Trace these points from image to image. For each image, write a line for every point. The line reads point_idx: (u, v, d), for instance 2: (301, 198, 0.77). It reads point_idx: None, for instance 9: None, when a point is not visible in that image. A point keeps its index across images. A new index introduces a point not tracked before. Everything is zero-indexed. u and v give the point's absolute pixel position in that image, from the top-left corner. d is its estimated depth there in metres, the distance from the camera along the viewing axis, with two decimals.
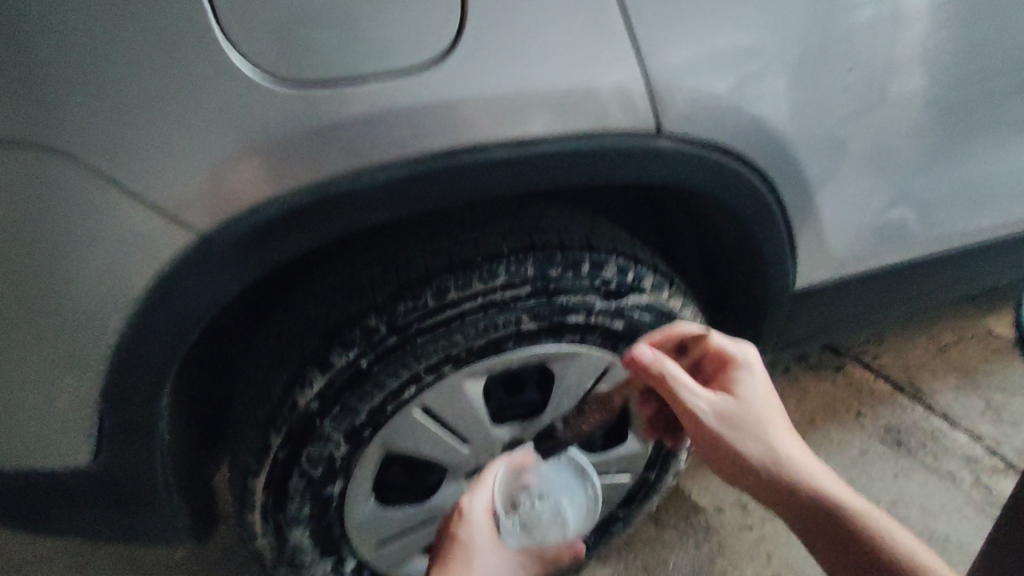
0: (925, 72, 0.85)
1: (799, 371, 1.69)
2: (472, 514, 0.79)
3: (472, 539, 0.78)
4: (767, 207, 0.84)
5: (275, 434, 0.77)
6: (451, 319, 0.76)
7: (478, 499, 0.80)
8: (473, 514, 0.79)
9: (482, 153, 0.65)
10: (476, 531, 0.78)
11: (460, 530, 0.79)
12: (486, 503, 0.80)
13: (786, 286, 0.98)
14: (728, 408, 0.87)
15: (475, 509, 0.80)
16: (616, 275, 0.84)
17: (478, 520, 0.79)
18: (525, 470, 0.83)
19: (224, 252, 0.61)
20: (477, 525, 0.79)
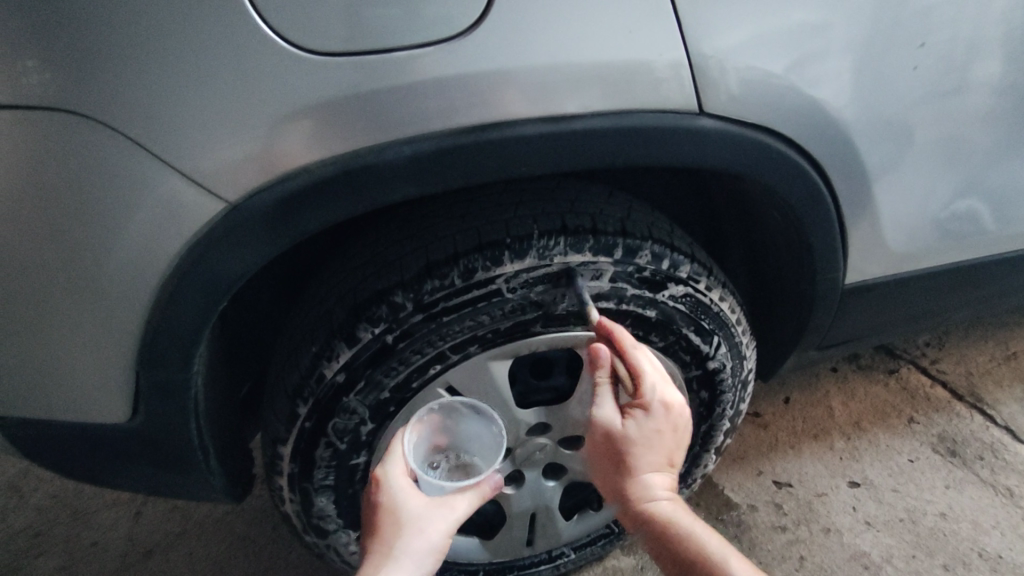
0: (1006, 52, 0.77)
1: (849, 371, 1.61)
2: (393, 484, 0.75)
3: (402, 506, 0.75)
4: (819, 196, 0.79)
5: (302, 404, 0.79)
6: (478, 299, 0.75)
7: (392, 466, 0.77)
8: (394, 482, 0.75)
9: (512, 129, 0.63)
10: (403, 498, 0.75)
11: (384, 501, 0.75)
12: (404, 467, 0.77)
13: (836, 281, 0.92)
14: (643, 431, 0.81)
15: (392, 478, 0.76)
16: (651, 262, 0.81)
17: (398, 486, 0.75)
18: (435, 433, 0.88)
19: (254, 223, 0.62)
20: (400, 489, 0.75)
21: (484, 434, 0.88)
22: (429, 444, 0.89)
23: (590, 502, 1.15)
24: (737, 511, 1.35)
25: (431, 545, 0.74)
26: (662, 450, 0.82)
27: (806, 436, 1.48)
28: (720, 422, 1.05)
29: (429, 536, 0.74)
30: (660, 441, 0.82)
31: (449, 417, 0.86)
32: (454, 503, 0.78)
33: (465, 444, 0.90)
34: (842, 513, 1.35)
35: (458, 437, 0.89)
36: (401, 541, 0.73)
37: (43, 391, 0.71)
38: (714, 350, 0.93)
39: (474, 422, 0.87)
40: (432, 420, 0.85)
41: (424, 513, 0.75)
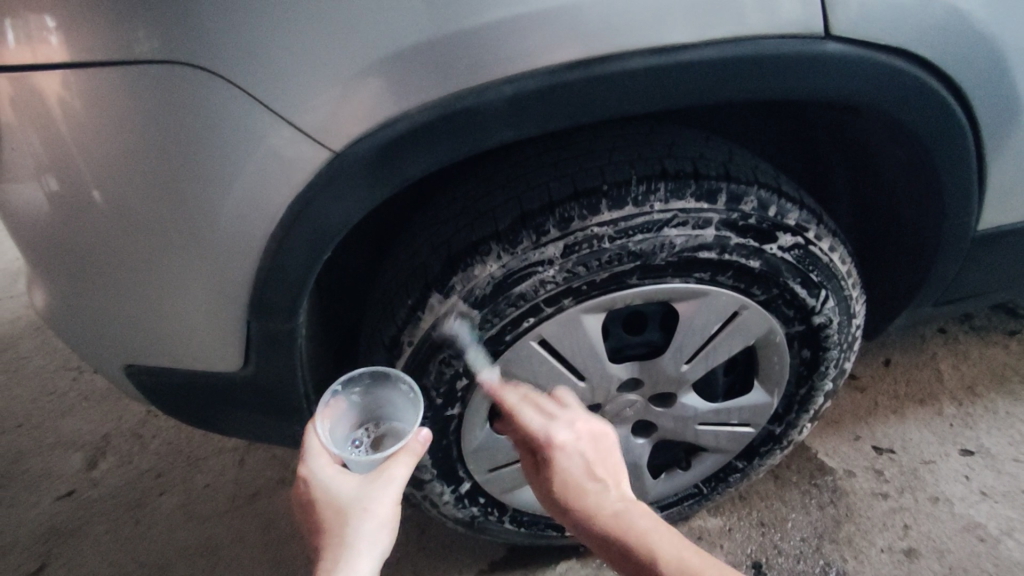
0: None
1: (961, 332, 1.50)
2: (320, 476, 0.69)
3: (337, 495, 0.67)
4: (956, 129, 0.70)
5: (399, 355, 0.80)
6: (575, 249, 0.72)
7: (316, 461, 0.70)
8: (321, 475, 0.69)
9: (617, 63, 0.59)
10: (334, 485, 0.68)
11: (318, 497, 0.67)
12: (327, 457, 0.71)
13: (967, 228, 0.83)
14: (578, 467, 0.79)
15: (319, 472, 0.69)
16: (756, 209, 0.76)
17: (323, 475, 0.69)
18: (352, 412, 0.83)
19: (356, 174, 0.62)
20: (329, 477, 0.69)
21: (395, 396, 0.81)
22: (346, 425, 0.83)
23: (679, 461, 1.13)
24: (833, 476, 1.29)
25: (381, 520, 0.66)
26: (594, 471, 0.79)
27: (910, 400, 1.39)
28: (823, 383, 0.99)
29: (376, 512, 0.66)
30: (591, 478, 0.78)
31: (355, 390, 0.81)
32: (391, 471, 0.69)
33: (381, 412, 0.84)
34: (953, 482, 1.26)
35: (375, 406, 0.84)
36: (350, 526, 0.65)
37: (167, 341, 0.75)
38: (820, 304, 0.87)
39: (376, 385, 0.82)
40: (341, 402, 0.81)
41: (361, 493, 0.67)
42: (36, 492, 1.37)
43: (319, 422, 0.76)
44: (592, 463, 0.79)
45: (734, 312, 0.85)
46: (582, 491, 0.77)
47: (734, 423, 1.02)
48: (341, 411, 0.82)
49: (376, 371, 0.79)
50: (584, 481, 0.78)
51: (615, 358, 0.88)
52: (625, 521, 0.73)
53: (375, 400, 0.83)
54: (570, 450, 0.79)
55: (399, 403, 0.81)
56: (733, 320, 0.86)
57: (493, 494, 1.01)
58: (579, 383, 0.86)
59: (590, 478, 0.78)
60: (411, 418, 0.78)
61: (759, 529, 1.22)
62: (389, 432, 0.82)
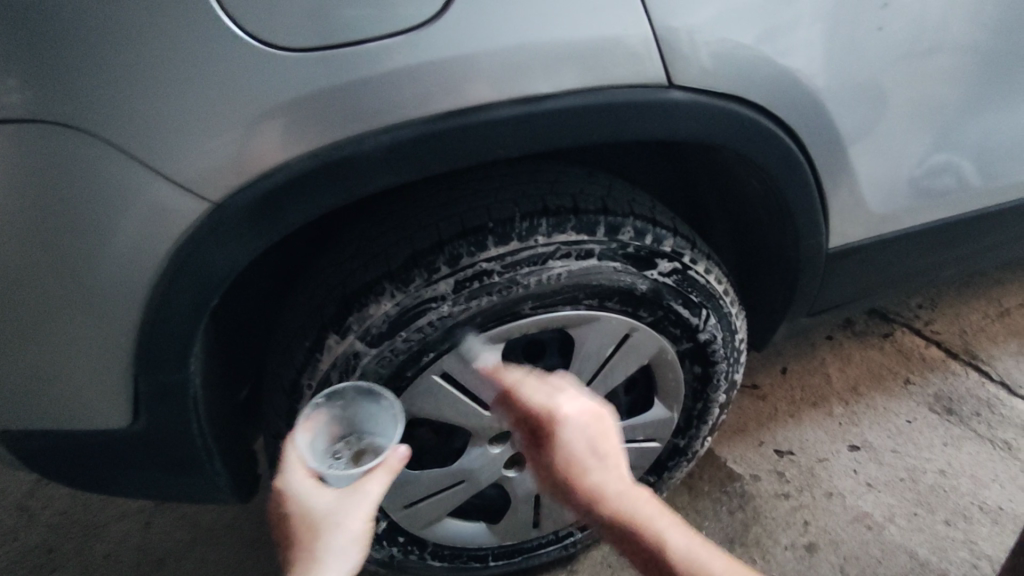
0: (964, 17, 0.80)
1: (845, 337, 1.64)
2: (294, 488, 0.68)
3: (311, 507, 0.66)
4: (795, 162, 0.80)
5: (299, 398, 0.80)
6: (466, 284, 0.76)
7: (292, 472, 0.69)
8: (296, 487, 0.68)
9: (486, 112, 0.64)
10: (309, 498, 0.67)
11: (290, 510, 0.66)
12: (303, 468, 0.70)
13: (819, 247, 0.93)
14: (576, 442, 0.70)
15: (294, 483, 0.68)
16: (634, 238, 0.82)
17: (300, 486, 0.68)
18: (336, 424, 0.80)
19: (238, 223, 0.63)
20: (305, 489, 0.68)
21: (379, 410, 0.79)
22: (324, 437, 0.80)
23: None
24: (740, 482, 1.37)
25: (354, 538, 0.65)
26: (590, 450, 0.70)
27: (804, 404, 1.50)
28: (715, 396, 1.06)
29: (349, 528, 0.65)
30: (592, 454, 0.69)
31: (338, 402, 0.79)
32: (367, 486, 0.67)
33: (362, 426, 0.80)
34: (843, 476, 1.37)
35: (356, 420, 0.81)
36: (320, 541, 0.64)
37: (46, 402, 0.72)
38: (703, 322, 0.94)
39: (358, 398, 0.79)
40: (324, 412, 0.78)
41: (336, 508, 0.66)
42: None
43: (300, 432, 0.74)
44: (592, 440, 0.70)
45: (625, 335, 0.91)
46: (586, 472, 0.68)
47: (639, 440, 1.07)
48: (321, 423, 0.79)
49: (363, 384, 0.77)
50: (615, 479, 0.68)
51: None
52: (640, 511, 0.65)
53: (359, 413, 0.80)
54: (573, 418, 0.72)
55: (383, 417, 0.78)
56: (626, 342, 0.92)
57: (411, 530, 1.01)
58: (484, 412, 0.89)
59: (622, 475, 0.68)
60: (391, 433, 0.75)
61: None
62: (369, 447, 0.79)
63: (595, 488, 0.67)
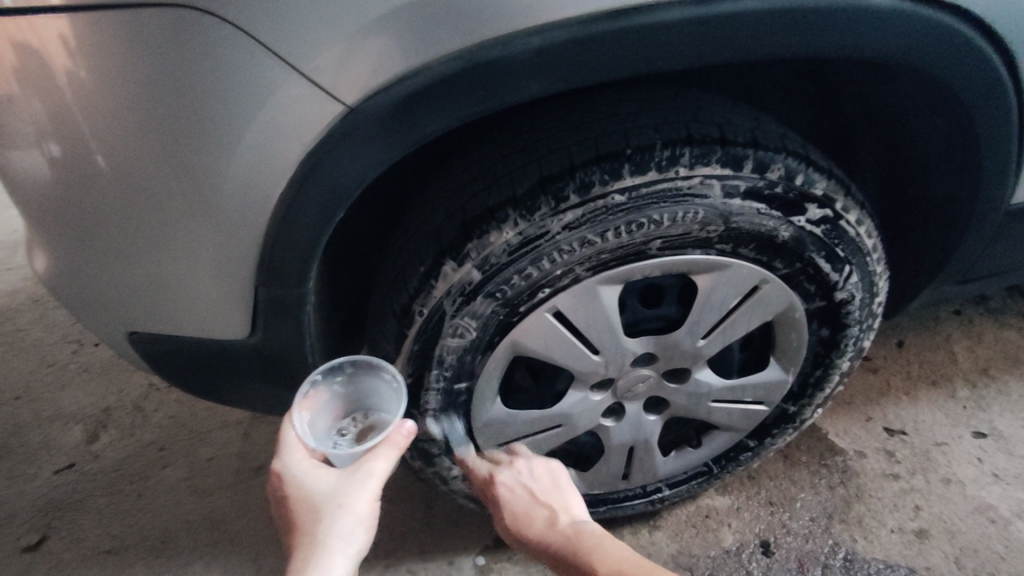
0: None
1: (976, 314, 1.48)
2: (295, 470, 0.72)
3: (313, 490, 0.70)
4: (998, 93, 0.67)
5: (409, 325, 0.78)
6: (594, 217, 0.70)
7: (291, 455, 0.73)
8: (296, 469, 0.72)
9: (647, 14, 0.56)
10: (310, 480, 0.71)
11: (292, 492, 0.71)
12: (302, 451, 0.74)
13: (1001, 202, 0.80)
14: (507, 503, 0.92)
15: (294, 466, 0.73)
16: (783, 178, 0.73)
17: (296, 471, 0.72)
18: (337, 404, 0.82)
19: (369, 132, 0.59)
20: (303, 472, 0.72)
21: (379, 384, 0.80)
22: (327, 418, 0.82)
23: (689, 439, 1.11)
24: (843, 457, 1.27)
25: (358, 516, 0.69)
26: (534, 500, 0.91)
27: (923, 381, 1.37)
28: (840, 363, 0.97)
29: (353, 507, 0.69)
30: (537, 506, 0.90)
31: (336, 379, 0.80)
32: (371, 466, 0.71)
33: (367, 401, 0.82)
34: (965, 463, 1.24)
35: (359, 395, 0.82)
36: (324, 523, 0.68)
37: (176, 306, 0.73)
38: (843, 279, 0.84)
39: (355, 374, 0.80)
40: (321, 392, 0.80)
41: (337, 489, 0.70)
42: (40, 464, 1.36)
43: (298, 413, 0.76)
44: (538, 494, 0.92)
45: (753, 287, 0.83)
46: (528, 525, 0.89)
47: (747, 401, 1.00)
48: (321, 403, 0.81)
49: (360, 359, 0.78)
50: (545, 517, 0.89)
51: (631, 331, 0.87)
52: (568, 534, 0.85)
53: (358, 389, 0.82)
54: (509, 483, 0.92)
55: (385, 391, 0.80)
56: (752, 295, 0.84)
57: None
58: (592, 355, 0.84)
59: (550, 513, 0.89)
60: (395, 408, 0.77)
61: (768, 508, 1.21)
62: (374, 423, 0.81)
63: (534, 532, 0.88)
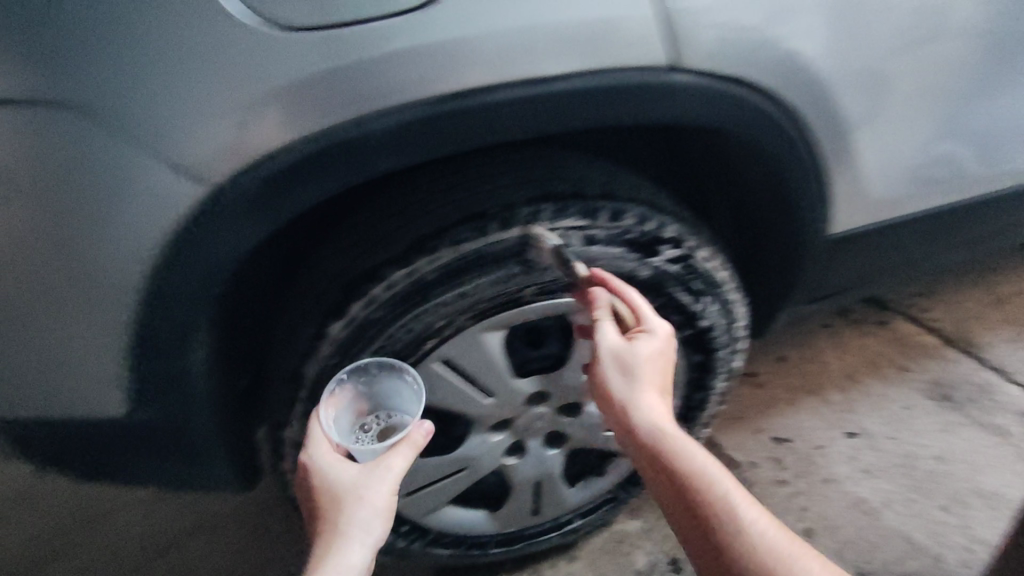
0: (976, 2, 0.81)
1: (842, 325, 1.65)
2: (319, 462, 0.71)
3: (336, 482, 0.69)
4: (794, 145, 0.80)
5: (300, 386, 0.80)
6: (466, 271, 0.76)
7: (315, 447, 0.72)
8: (320, 461, 0.71)
9: (489, 94, 0.63)
10: (336, 472, 0.70)
11: (316, 483, 0.70)
12: (326, 444, 0.73)
13: (819, 232, 0.94)
14: (620, 363, 0.79)
15: (318, 458, 0.71)
16: (635, 225, 0.82)
17: (320, 460, 0.71)
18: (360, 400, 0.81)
19: (236, 208, 0.62)
20: (327, 465, 0.71)
21: (402, 386, 0.79)
22: (351, 415, 0.80)
23: (593, 468, 1.17)
24: (738, 469, 1.37)
25: (376, 509, 0.68)
26: (662, 375, 0.80)
27: (801, 391, 1.51)
28: (715, 383, 1.06)
29: (373, 500, 0.68)
30: (655, 386, 0.80)
31: (360, 379, 0.79)
32: (390, 461, 0.70)
33: (390, 401, 0.81)
34: (841, 463, 1.37)
35: (382, 397, 0.81)
36: (345, 514, 0.67)
37: (49, 392, 0.71)
38: (704, 308, 0.94)
39: (383, 372, 0.79)
40: (344, 390, 0.79)
41: (360, 481, 0.69)
42: None
43: (323, 411, 0.75)
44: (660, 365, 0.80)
45: None
46: (639, 395, 0.79)
47: None
48: (343, 401, 0.79)
49: (385, 360, 0.78)
50: (654, 405, 0.79)
51: (522, 368, 0.92)
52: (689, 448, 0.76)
53: (386, 388, 0.80)
54: (660, 342, 0.79)
55: (406, 393, 0.79)
56: None
57: (412, 517, 1.01)
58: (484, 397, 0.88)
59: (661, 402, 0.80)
60: (415, 409, 0.76)
61: None
62: (394, 425, 0.79)
63: (646, 413, 0.78)
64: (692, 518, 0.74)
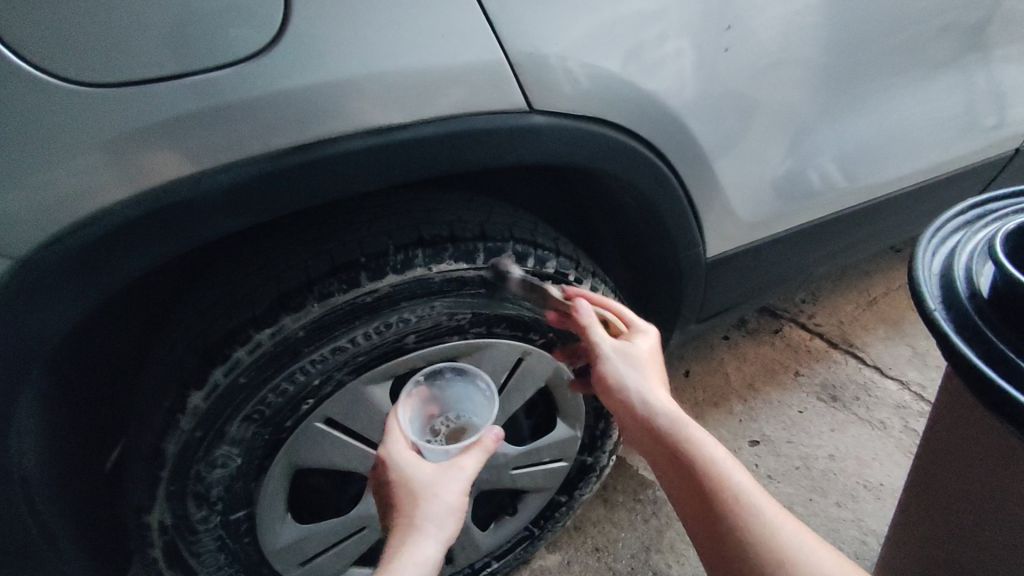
0: (815, 39, 0.86)
1: (740, 336, 1.73)
2: (399, 457, 0.70)
3: (414, 476, 0.69)
4: (659, 177, 0.83)
5: (161, 466, 0.72)
6: (338, 324, 0.72)
7: (393, 442, 0.72)
8: (398, 456, 0.71)
9: (339, 145, 0.61)
10: (412, 468, 0.70)
11: (393, 476, 0.69)
12: (404, 441, 0.73)
13: (697, 257, 0.97)
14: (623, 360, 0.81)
15: (397, 454, 0.71)
16: (515, 263, 0.80)
17: (399, 456, 0.71)
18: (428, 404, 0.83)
19: (56, 278, 0.57)
20: (406, 461, 0.70)
21: (474, 392, 0.83)
22: (422, 416, 0.83)
23: (506, 507, 1.13)
24: (652, 488, 1.39)
25: (450, 507, 0.67)
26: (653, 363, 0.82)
27: (707, 404, 1.56)
28: None
29: (447, 497, 0.67)
30: (651, 378, 0.80)
31: (435, 381, 0.82)
32: (462, 463, 0.71)
33: (457, 405, 0.84)
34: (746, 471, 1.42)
35: (450, 398, 0.84)
36: (421, 507, 0.66)
37: None
38: None
39: (456, 377, 0.82)
40: (418, 391, 0.81)
41: (435, 478, 0.69)
42: None
43: (401, 408, 0.76)
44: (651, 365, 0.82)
45: (518, 359, 0.89)
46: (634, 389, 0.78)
47: (546, 462, 1.05)
48: (418, 403, 0.82)
49: (462, 365, 0.81)
50: (653, 392, 0.78)
51: None
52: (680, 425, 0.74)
53: (454, 392, 0.84)
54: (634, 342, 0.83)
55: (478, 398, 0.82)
56: (519, 366, 0.90)
57: None
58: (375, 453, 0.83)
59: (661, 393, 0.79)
60: (491, 414, 0.80)
61: (594, 555, 1.27)
62: (465, 427, 0.83)
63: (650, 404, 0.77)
64: (704, 513, 0.67)
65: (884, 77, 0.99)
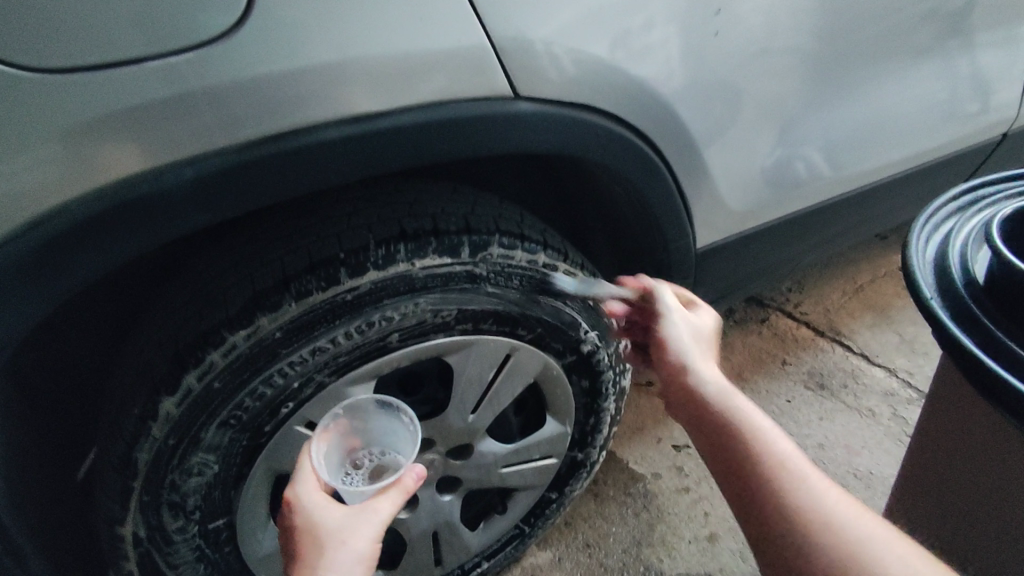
0: (804, 23, 0.84)
1: (727, 326, 1.72)
2: (306, 500, 0.64)
3: (320, 522, 0.63)
4: (649, 165, 0.81)
5: (132, 475, 0.69)
6: (317, 324, 0.69)
7: (303, 482, 0.66)
8: (307, 498, 0.64)
9: (314, 135, 0.58)
10: (320, 512, 0.64)
11: (299, 522, 0.63)
12: (315, 480, 0.67)
13: (687, 248, 0.95)
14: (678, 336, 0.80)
15: (306, 495, 0.65)
16: (500, 257, 0.78)
17: (308, 498, 0.64)
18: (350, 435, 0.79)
19: (9, 280, 0.53)
20: (315, 504, 0.64)
21: (397, 425, 0.78)
22: (342, 450, 0.79)
23: (495, 506, 1.11)
24: (643, 482, 1.37)
25: (359, 557, 0.62)
26: (709, 346, 0.80)
27: None
28: (606, 405, 1.04)
29: (356, 545, 0.62)
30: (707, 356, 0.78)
31: (357, 413, 0.77)
32: (378, 506, 0.65)
33: (383, 438, 0.80)
34: None
35: (373, 430, 0.79)
36: (325, 559, 0.60)
37: None
38: (587, 332, 0.91)
39: (376, 410, 0.77)
40: (336, 424, 0.76)
41: (345, 524, 0.63)
42: None
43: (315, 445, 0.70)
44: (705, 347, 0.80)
45: (506, 355, 0.86)
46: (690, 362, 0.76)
47: (536, 459, 1.03)
48: (337, 438, 0.77)
49: (382, 399, 0.76)
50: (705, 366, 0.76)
51: None
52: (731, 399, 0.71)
53: (378, 424, 0.79)
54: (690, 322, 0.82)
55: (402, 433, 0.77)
56: (507, 363, 0.87)
57: None
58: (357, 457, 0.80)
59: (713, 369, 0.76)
60: (411, 452, 0.74)
61: (586, 551, 1.26)
62: (389, 462, 0.78)
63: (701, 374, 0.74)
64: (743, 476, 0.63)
65: (873, 62, 0.98)
